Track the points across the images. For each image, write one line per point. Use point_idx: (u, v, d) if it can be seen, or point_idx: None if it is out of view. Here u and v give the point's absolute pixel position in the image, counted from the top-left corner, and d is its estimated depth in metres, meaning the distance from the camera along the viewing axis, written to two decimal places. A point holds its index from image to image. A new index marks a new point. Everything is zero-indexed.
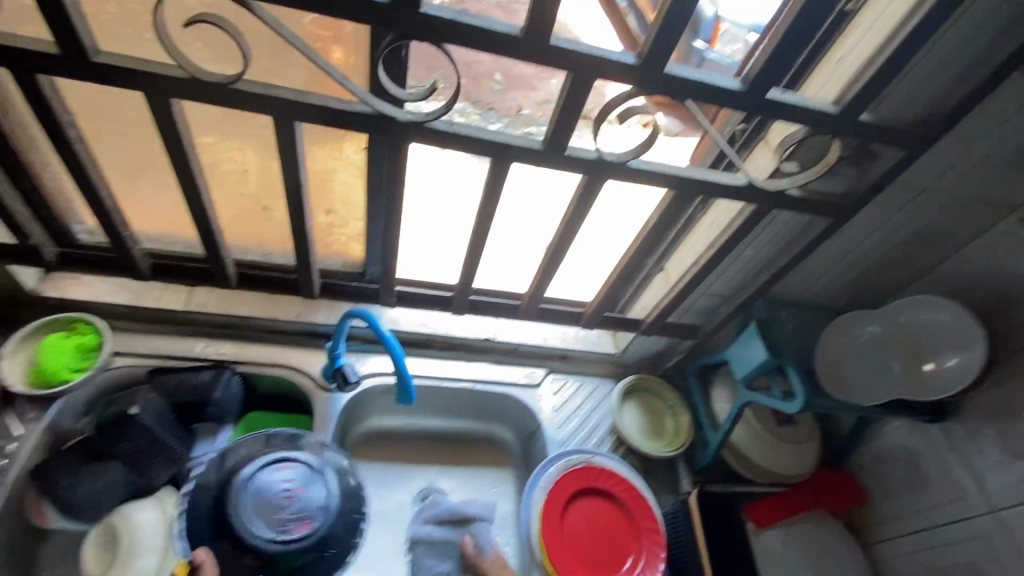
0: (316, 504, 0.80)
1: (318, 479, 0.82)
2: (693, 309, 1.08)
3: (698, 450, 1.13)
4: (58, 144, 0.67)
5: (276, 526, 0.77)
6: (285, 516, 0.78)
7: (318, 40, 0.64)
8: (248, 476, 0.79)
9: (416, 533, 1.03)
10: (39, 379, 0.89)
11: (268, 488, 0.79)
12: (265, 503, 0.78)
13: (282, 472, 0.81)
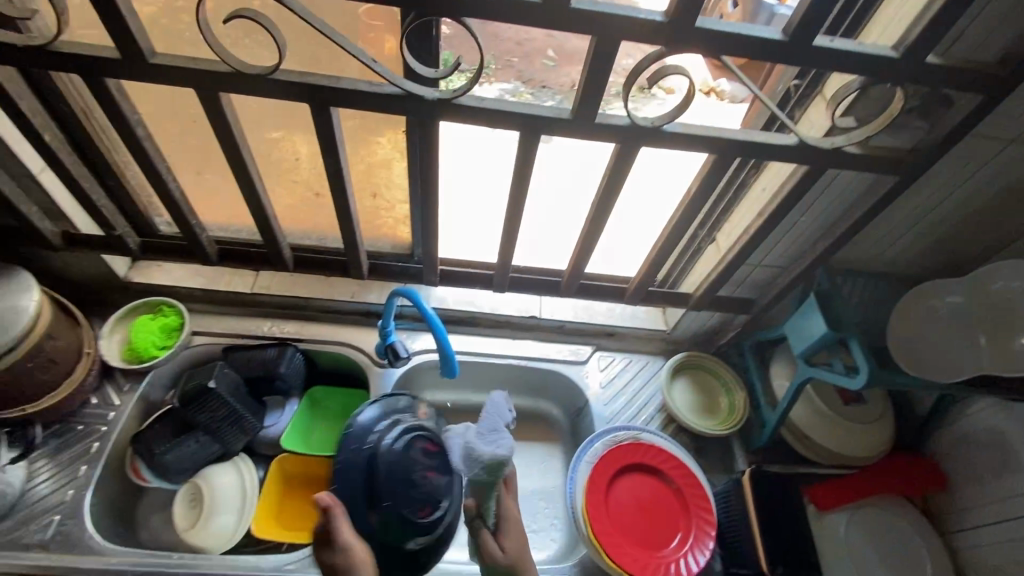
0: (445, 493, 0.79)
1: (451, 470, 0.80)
2: (747, 282, 1.02)
3: (755, 430, 1.08)
4: (129, 142, 0.73)
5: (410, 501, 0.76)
6: (419, 494, 0.76)
7: (379, 30, 0.71)
8: (388, 442, 0.78)
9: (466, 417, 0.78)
10: (130, 355, 1.00)
11: (410, 464, 0.77)
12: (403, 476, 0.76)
13: (424, 452, 0.79)
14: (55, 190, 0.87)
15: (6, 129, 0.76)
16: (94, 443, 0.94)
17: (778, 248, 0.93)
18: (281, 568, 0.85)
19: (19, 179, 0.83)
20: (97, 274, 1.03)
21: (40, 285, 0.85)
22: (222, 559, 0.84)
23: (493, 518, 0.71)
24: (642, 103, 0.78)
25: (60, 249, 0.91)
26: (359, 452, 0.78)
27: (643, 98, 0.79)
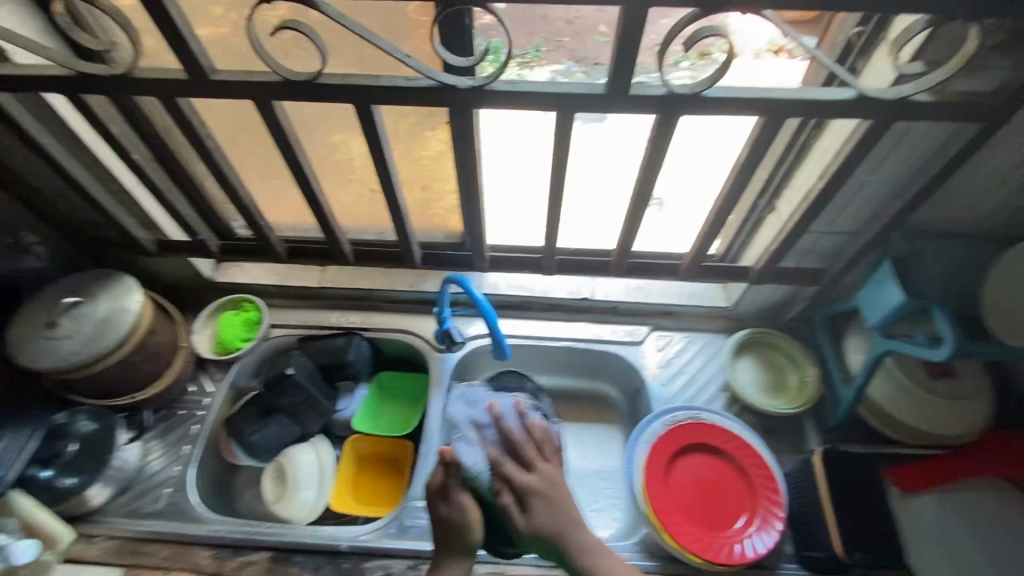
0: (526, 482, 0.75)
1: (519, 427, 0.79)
2: (814, 251, 0.96)
3: (829, 407, 1.01)
4: (201, 153, 0.81)
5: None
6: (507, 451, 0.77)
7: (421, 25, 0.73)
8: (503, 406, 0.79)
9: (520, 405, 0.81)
10: (219, 348, 1.11)
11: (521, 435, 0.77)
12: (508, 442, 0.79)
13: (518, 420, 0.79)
14: (147, 202, 0.97)
15: (103, 151, 0.87)
16: (193, 426, 1.06)
17: (845, 212, 0.86)
18: (356, 539, 0.91)
19: (117, 194, 0.94)
20: (188, 276, 1.15)
21: (141, 288, 0.96)
22: (304, 530, 0.93)
23: (514, 488, 0.71)
24: (702, 69, 0.75)
25: (155, 254, 1.03)
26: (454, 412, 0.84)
27: (704, 64, 0.75)
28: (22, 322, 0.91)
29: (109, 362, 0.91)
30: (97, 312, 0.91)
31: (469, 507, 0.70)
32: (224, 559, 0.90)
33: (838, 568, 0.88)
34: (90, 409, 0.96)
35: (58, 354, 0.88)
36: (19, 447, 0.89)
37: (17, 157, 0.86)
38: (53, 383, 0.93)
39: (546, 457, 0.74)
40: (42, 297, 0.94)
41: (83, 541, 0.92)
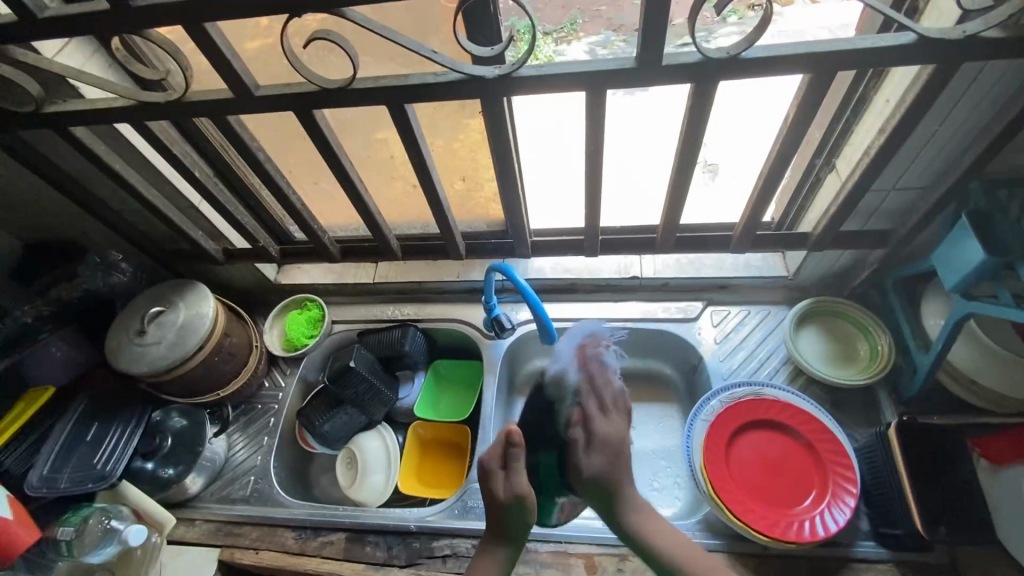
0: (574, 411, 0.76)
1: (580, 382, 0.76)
2: (880, 211, 0.89)
3: (905, 376, 0.95)
4: (254, 165, 0.86)
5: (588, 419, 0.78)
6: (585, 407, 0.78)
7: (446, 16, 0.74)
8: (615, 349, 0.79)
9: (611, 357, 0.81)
10: (288, 345, 1.19)
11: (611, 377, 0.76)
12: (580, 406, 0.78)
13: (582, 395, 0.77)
14: (212, 216, 1.05)
15: (170, 172, 0.94)
16: (270, 418, 1.14)
17: (914, 166, 0.79)
18: (423, 519, 0.96)
19: (186, 210, 1.02)
20: (254, 280, 1.23)
21: (214, 295, 1.05)
22: (375, 512, 0.98)
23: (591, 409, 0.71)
24: (750, 21, 0.71)
25: (223, 263, 1.11)
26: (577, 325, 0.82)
27: (752, 16, 0.72)
28: (116, 331, 1.01)
29: (192, 364, 1.00)
30: (178, 319, 1.00)
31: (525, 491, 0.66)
32: (306, 539, 0.98)
33: (920, 545, 0.83)
34: (180, 407, 1.06)
35: (147, 359, 0.97)
36: (126, 442, 0.97)
37: (99, 184, 0.94)
38: (146, 385, 1.03)
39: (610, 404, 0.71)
40: (131, 308, 1.04)
41: (185, 524, 1.02)
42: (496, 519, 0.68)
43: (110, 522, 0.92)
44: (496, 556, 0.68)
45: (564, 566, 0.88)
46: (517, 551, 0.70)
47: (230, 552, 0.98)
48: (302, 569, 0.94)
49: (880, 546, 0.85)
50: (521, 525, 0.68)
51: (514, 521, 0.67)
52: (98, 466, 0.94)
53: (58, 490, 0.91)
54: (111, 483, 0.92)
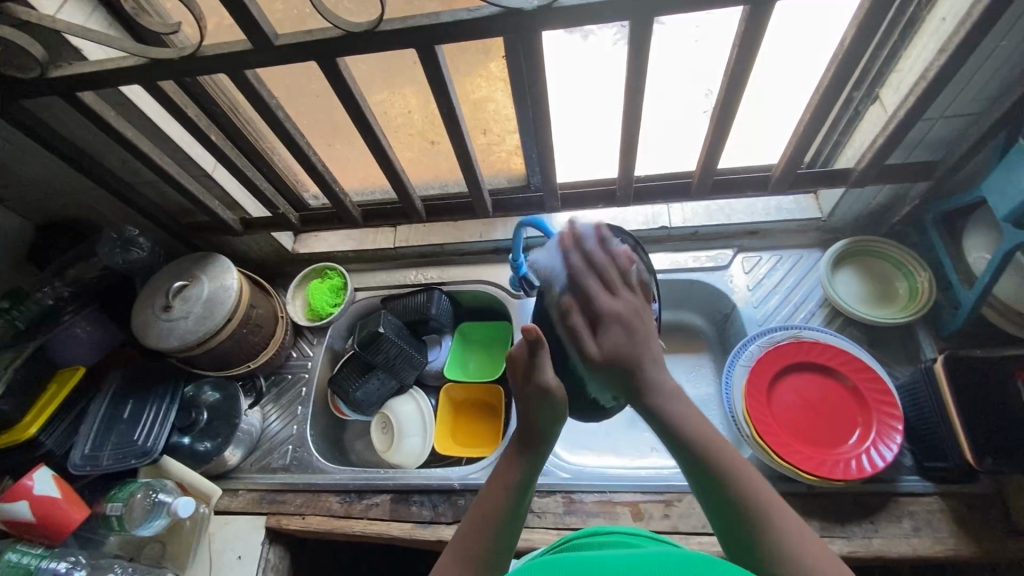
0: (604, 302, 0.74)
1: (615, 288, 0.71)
2: (925, 140, 0.86)
3: (946, 312, 0.93)
4: (272, 124, 0.81)
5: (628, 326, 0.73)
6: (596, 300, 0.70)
7: None
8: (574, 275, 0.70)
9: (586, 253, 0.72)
10: (313, 315, 1.18)
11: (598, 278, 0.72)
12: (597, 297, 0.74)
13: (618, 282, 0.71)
14: (227, 184, 1.01)
15: (182, 138, 0.90)
16: (302, 387, 1.14)
17: (966, 90, 0.76)
18: (467, 477, 0.97)
19: (200, 178, 0.98)
20: (273, 251, 1.20)
21: (236, 267, 1.02)
22: (417, 473, 0.99)
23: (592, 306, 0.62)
24: None
25: (242, 233, 1.08)
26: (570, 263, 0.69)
27: None
28: (141, 307, 0.99)
29: (222, 337, 0.98)
30: (204, 292, 0.98)
31: (555, 385, 0.60)
32: (351, 503, 0.99)
33: (965, 476, 0.84)
34: (213, 381, 1.06)
35: (177, 333, 0.95)
36: (162, 419, 0.97)
37: (109, 154, 0.90)
38: (177, 360, 1.02)
39: (634, 287, 0.62)
40: (152, 284, 1.01)
41: (229, 495, 1.02)
42: (528, 424, 0.61)
43: (158, 496, 0.92)
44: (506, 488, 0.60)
45: (612, 514, 0.89)
46: (525, 490, 0.61)
47: (277, 519, 0.98)
48: (351, 532, 0.96)
49: (925, 480, 0.86)
50: (551, 424, 0.61)
51: (546, 422, 0.61)
52: (138, 442, 0.94)
53: (101, 468, 0.91)
54: (153, 458, 0.92)
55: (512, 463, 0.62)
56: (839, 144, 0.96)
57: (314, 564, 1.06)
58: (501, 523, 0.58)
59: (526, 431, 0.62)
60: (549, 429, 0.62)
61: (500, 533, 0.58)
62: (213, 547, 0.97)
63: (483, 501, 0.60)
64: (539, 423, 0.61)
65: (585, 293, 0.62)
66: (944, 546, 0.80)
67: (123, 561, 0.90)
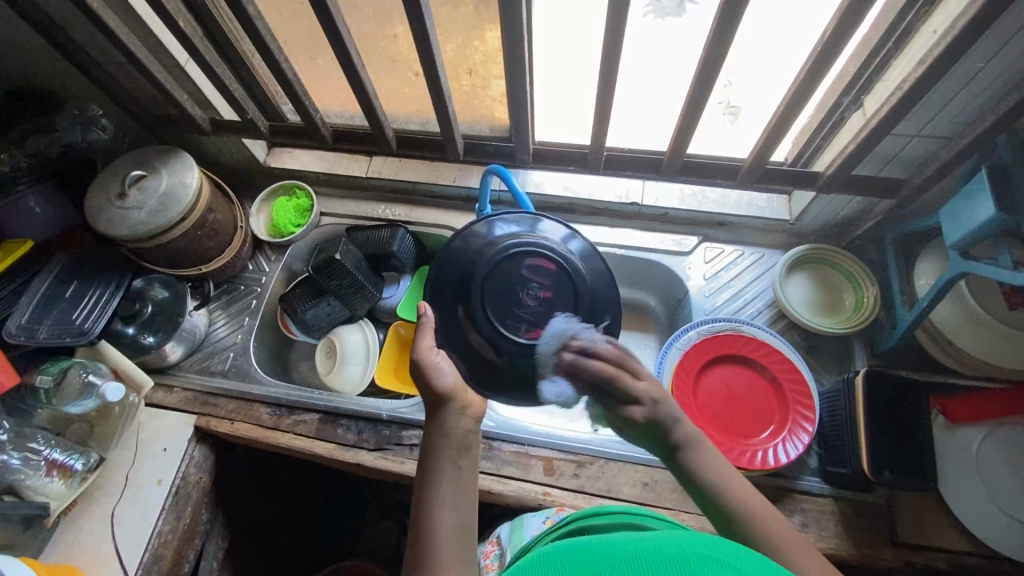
0: (538, 293, 0.66)
1: (579, 288, 0.67)
2: (898, 157, 0.85)
3: (883, 331, 0.96)
4: (244, 24, 0.78)
5: (508, 322, 0.65)
6: (523, 316, 0.65)
7: None
8: (523, 272, 0.66)
9: (505, 243, 0.66)
10: (275, 231, 1.17)
11: (521, 278, 0.66)
12: (565, 313, 0.66)
13: (541, 270, 0.66)
14: (199, 80, 0.98)
15: (155, 22, 0.87)
16: (252, 300, 1.15)
17: (945, 110, 0.75)
18: (395, 410, 0.99)
19: (171, 69, 0.95)
20: (243, 160, 1.19)
21: (199, 167, 1.01)
22: (348, 399, 1.01)
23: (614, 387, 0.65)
24: None
25: (210, 134, 1.06)
26: (511, 258, 0.66)
27: None
28: (97, 191, 0.97)
29: (174, 234, 0.98)
30: (161, 186, 0.96)
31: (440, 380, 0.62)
32: (280, 416, 1.01)
33: (861, 486, 0.88)
34: (163, 279, 1.07)
35: (128, 223, 0.94)
36: (105, 304, 0.97)
37: (77, 26, 0.87)
38: (127, 250, 1.02)
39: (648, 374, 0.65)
40: (111, 169, 1.00)
41: (164, 390, 1.04)
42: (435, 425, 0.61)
43: (88, 376, 0.94)
44: (440, 482, 0.56)
45: (524, 465, 0.92)
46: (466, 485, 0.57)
47: (205, 420, 1.00)
48: (275, 443, 0.98)
49: (823, 482, 0.90)
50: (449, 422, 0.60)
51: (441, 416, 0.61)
52: (77, 322, 0.95)
53: (36, 340, 0.91)
54: (89, 339, 0.92)
55: (440, 454, 0.58)
56: (819, 148, 0.95)
57: (240, 468, 1.10)
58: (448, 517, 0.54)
59: (438, 429, 0.60)
60: (451, 423, 0.61)
61: (456, 530, 0.53)
62: (140, 435, 0.99)
63: (421, 504, 0.55)
64: (439, 425, 0.60)
65: (612, 405, 0.66)
66: (825, 543, 0.85)
67: (49, 433, 0.93)
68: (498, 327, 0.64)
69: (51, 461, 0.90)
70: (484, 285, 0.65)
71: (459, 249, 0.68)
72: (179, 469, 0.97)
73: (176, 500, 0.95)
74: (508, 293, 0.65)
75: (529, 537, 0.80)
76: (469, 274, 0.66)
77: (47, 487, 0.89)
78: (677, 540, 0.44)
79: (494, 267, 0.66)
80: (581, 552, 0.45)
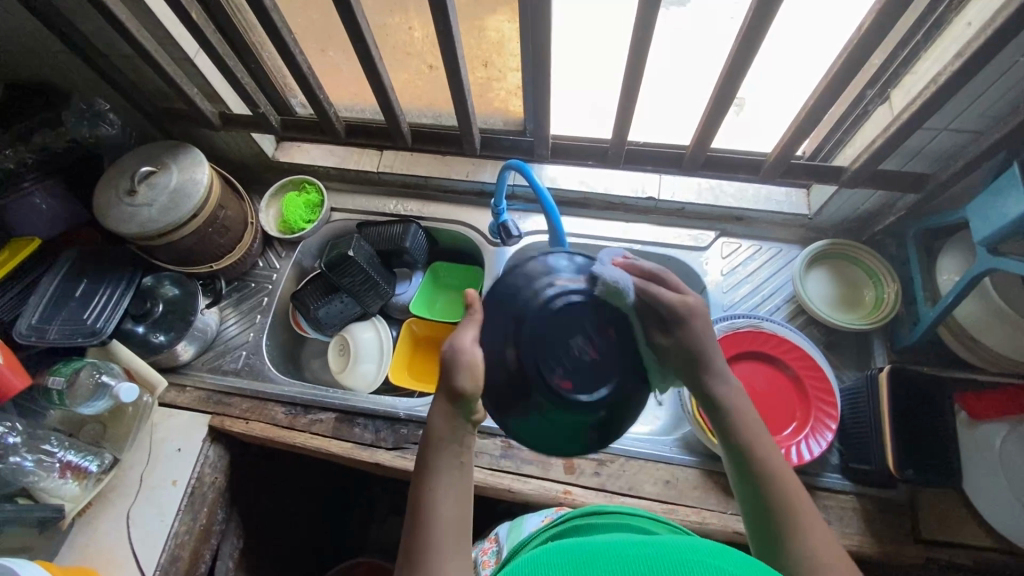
0: (589, 342, 0.57)
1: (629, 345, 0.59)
2: (924, 152, 0.84)
3: (904, 327, 0.95)
4: (260, 15, 0.75)
5: (548, 366, 0.56)
6: (566, 361, 0.56)
7: None
8: (578, 312, 0.57)
9: (564, 282, 0.58)
10: (284, 227, 1.15)
11: (575, 325, 0.57)
12: (609, 372, 0.57)
13: (599, 325, 0.58)
14: (209, 73, 0.96)
15: (163, 13, 0.84)
16: (264, 297, 1.13)
17: (977, 104, 0.73)
18: (412, 409, 0.98)
19: (180, 61, 0.93)
20: (251, 154, 1.16)
21: (209, 162, 0.99)
22: (363, 398, 1.00)
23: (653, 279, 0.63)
24: None
25: (219, 128, 1.03)
26: (565, 297, 0.57)
27: None
28: (105, 187, 0.95)
29: (185, 230, 0.96)
30: (171, 182, 0.94)
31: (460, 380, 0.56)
32: (296, 415, 1.00)
33: (884, 483, 0.87)
34: (173, 276, 1.05)
35: (137, 220, 0.92)
36: (116, 301, 0.95)
37: (83, 18, 0.85)
38: (136, 247, 0.99)
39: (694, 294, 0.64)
40: (118, 166, 0.97)
41: (176, 389, 1.03)
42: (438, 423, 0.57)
43: (101, 377, 0.92)
44: (443, 480, 0.55)
45: (545, 464, 0.92)
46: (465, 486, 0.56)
47: (219, 419, 0.99)
48: (292, 442, 0.97)
49: (846, 479, 0.89)
50: (455, 424, 0.57)
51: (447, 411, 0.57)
52: (88, 322, 0.93)
53: (48, 341, 0.90)
54: (102, 339, 0.91)
55: (442, 452, 0.56)
56: (840, 142, 0.94)
57: (253, 467, 1.09)
58: (447, 515, 0.53)
59: (442, 418, 0.56)
60: (456, 423, 0.57)
61: (456, 527, 0.53)
62: (153, 436, 0.98)
63: (422, 496, 0.54)
64: (442, 415, 0.56)
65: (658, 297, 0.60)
66: (849, 540, 0.84)
67: (61, 434, 0.92)
68: (538, 366, 0.56)
69: (65, 463, 0.89)
70: (536, 322, 0.56)
71: (517, 280, 0.61)
72: (193, 469, 0.96)
73: (192, 501, 0.94)
74: (560, 338, 0.56)
75: (528, 532, 0.81)
76: (523, 308, 0.58)
77: (61, 489, 0.88)
78: (680, 548, 0.46)
79: (551, 302, 0.57)
80: (584, 555, 0.47)
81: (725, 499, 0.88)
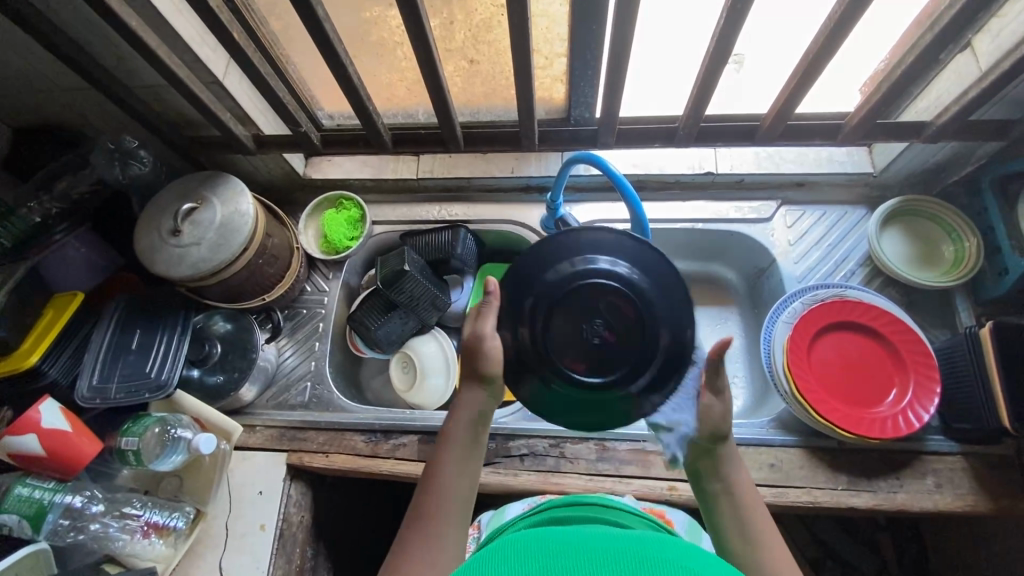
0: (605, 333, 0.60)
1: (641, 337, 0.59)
2: (1010, 96, 0.81)
3: (989, 278, 0.92)
4: (310, 25, 0.69)
5: (567, 350, 0.60)
6: (580, 343, 0.60)
7: None
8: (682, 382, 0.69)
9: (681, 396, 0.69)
10: (326, 247, 1.10)
11: (591, 304, 0.59)
12: (616, 361, 0.60)
13: (615, 308, 0.59)
14: (239, 93, 0.89)
15: (192, 35, 0.77)
16: (319, 323, 1.08)
17: None
18: (497, 421, 0.95)
19: (209, 85, 0.86)
20: (282, 174, 1.10)
21: (251, 190, 0.93)
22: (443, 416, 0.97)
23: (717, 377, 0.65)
24: None
25: (255, 152, 0.97)
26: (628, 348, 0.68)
27: None
28: (146, 229, 0.89)
29: (236, 267, 0.90)
30: (217, 217, 0.88)
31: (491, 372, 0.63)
32: (377, 442, 0.96)
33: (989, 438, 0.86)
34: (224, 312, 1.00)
35: (188, 262, 0.86)
36: (175, 352, 0.90)
37: (103, 50, 0.78)
38: (185, 289, 0.94)
39: None
40: (157, 205, 0.91)
41: (247, 430, 0.98)
42: (456, 409, 0.66)
43: (173, 432, 0.88)
44: (450, 460, 0.63)
45: (645, 463, 0.89)
46: (473, 477, 0.64)
47: (298, 456, 0.95)
48: (377, 470, 0.94)
49: (950, 440, 0.88)
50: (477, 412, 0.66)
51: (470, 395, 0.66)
52: (151, 375, 0.88)
53: (112, 401, 0.85)
54: (168, 394, 0.86)
55: (459, 433, 0.65)
56: (910, 95, 0.90)
57: (333, 498, 1.06)
58: (451, 493, 0.62)
59: (472, 399, 0.66)
60: (474, 403, 0.66)
61: (457, 503, 0.61)
62: (231, 482, 0.93)
63: (433, 469, 0.64)
64: (471, 399, 0.66)
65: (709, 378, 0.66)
66: (963, 501, 0.84)
67: (141, 495, 0.89)
68: (551, 346, 0.60)
69: (150, 524, 0.85)
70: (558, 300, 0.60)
71: (549, 264, 0.61)
72: (280, 511, 0.92)
73: (284, 543, 0.91)
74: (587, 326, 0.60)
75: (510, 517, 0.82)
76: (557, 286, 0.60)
77: (149, 550, 0.84)
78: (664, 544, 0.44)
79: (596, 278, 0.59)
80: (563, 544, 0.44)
81: (833, 475, 0.87)
